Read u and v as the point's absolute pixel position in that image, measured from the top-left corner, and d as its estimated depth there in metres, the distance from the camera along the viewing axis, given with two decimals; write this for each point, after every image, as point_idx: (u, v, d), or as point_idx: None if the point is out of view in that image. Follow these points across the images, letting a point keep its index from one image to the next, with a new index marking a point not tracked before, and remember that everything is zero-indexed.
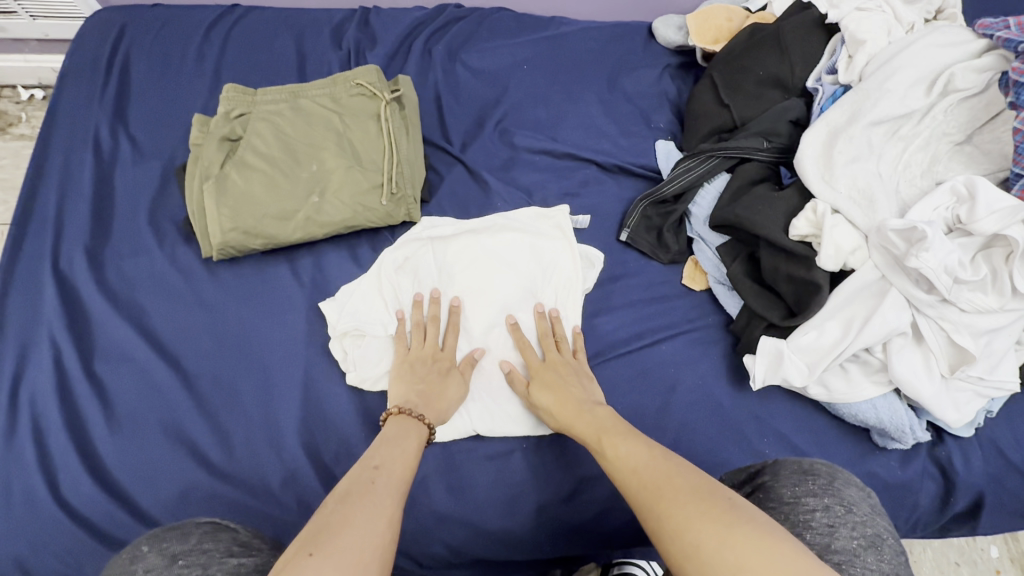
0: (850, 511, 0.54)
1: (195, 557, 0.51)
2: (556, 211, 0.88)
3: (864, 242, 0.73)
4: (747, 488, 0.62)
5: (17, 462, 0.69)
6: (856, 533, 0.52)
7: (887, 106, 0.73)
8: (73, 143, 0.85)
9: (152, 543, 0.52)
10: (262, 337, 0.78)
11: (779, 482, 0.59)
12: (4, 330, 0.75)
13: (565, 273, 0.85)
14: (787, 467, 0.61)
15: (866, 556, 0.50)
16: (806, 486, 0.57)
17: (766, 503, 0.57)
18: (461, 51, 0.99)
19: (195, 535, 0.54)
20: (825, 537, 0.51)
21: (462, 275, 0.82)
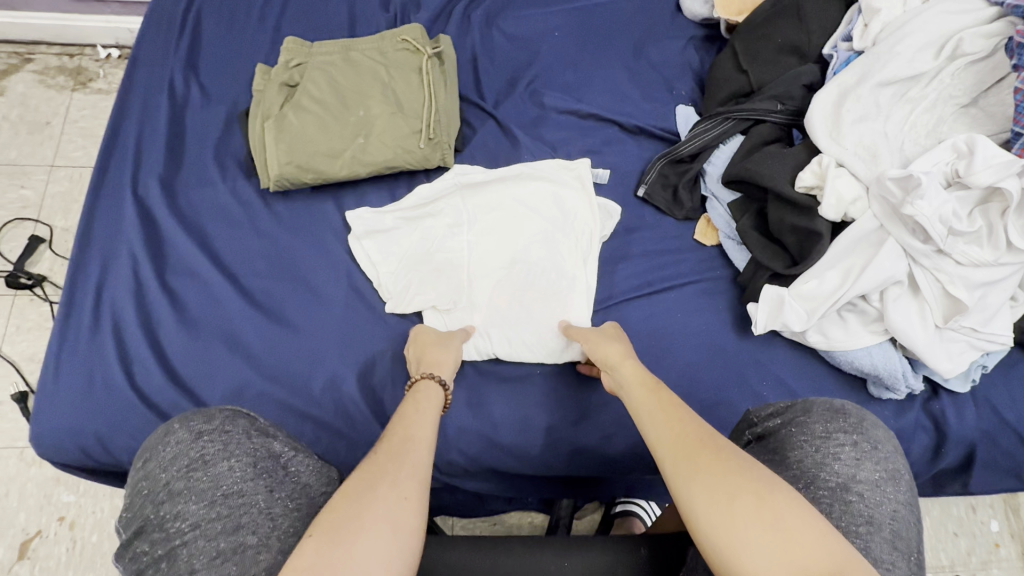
0: (876, 448, 0.56)
1: (217, 435, 0.59)
2: (578, 164, 0.94)
3: (865, 194, 0.78)
4: (777, 418, 0.62)
5: (100, 353, 0.80)
6: (879, 467, 0.55)
7: (895, 68, 0.77)
8: (151, 87, 0.96)
9: (182, 421, 0.60)
10: (308, 263, 0.87)
11: (810, 418, 0.59)
12: (90, 244, 0.86)
13: (585, 217, 0.92)
14: (818, 404, 0.61)
15: (886, 487, 0.54)
16: (839, 421, 0.58)
17: (798, 435, 0.58)
18: (498, 18, 1.07)
19: (218, 417, 0.61)
20: (852, 468, 0.55)
21: (485, 215, 0.90)
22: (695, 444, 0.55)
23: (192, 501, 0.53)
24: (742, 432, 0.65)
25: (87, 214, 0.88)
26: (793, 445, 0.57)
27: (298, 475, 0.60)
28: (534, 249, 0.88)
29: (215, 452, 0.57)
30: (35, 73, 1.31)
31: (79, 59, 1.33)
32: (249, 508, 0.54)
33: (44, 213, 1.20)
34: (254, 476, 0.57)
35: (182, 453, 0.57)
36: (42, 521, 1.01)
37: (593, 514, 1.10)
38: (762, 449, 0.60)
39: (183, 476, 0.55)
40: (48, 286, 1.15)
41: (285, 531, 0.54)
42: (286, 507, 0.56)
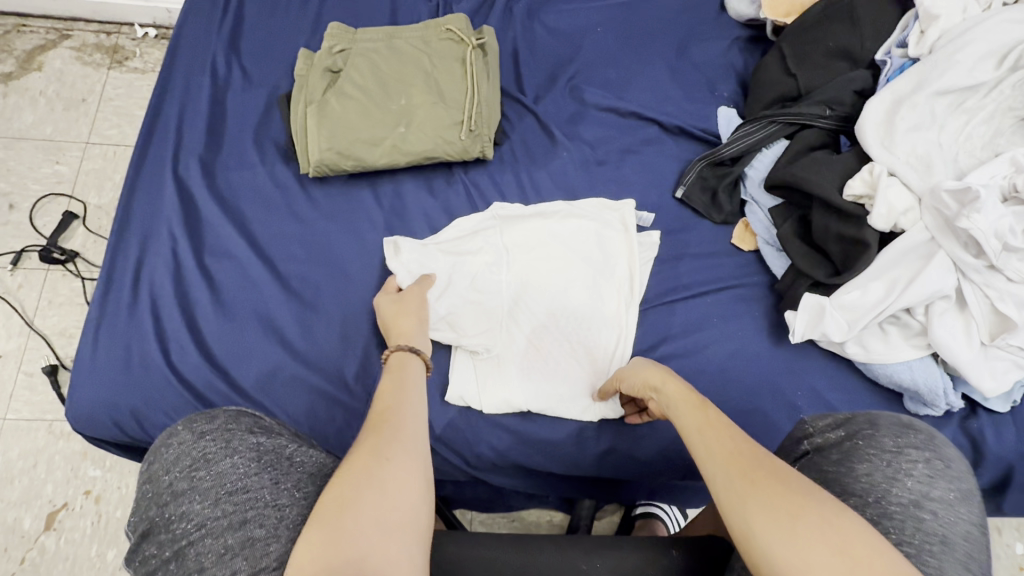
0: (948, 467, 0.56)
1: (219, 433, 0.59)
2: (623, 205, 0.92)
3: (916, 204, 0.76)
4: (840, 430, 0.61)
5: (137, 329, 0.81)
6: (952, 486, 0.55)
7: (954, 77, 0.76)
8: (194, 68, 0.96)
9: (186, 424, 0.61)
10: (343, 251, 0.87)
11: (880, 432, 0.59)
12: (130, 221, 0.87)
13: (624, 254, 0.90)
14: (885, 418, 0.61)
15: (960, 507, 0.54)
16: (910, 438, 0.58)
17: (866, 448, 0.58)
18: (540, 11, 1.05)
19: (220, 418, 0.62)
20: (925, 485, 0.54)
21: (525, 251, 0.88)
22: (746, 463, 0.53)
23: (196, 501, 0.53)
24: (798, 442, 0.64)
25: (128, 192, 0.89)
26: (861, 458, 0.57)
27: (302, 464, 0.60)
28: (573, 296, 0.87)
29: (217, 450, 0.58)
30: (72, 49, 1.32)
31: (117, 37, 1.34)
32: (254, 502, 0.53)
33: (78, 189, 1.21)
34: (258, 470, 0.56)
35: (185, 454, 0.58)
36: (68, 493, 1.02)
37: (612, 515, 1.10)
38: (825, 459, 0.59)
39: (186, 476, 0.56)
40: (80, 261, 1.16)
41: (291, 519, 0.53)
42: (294, 496, 0.56)
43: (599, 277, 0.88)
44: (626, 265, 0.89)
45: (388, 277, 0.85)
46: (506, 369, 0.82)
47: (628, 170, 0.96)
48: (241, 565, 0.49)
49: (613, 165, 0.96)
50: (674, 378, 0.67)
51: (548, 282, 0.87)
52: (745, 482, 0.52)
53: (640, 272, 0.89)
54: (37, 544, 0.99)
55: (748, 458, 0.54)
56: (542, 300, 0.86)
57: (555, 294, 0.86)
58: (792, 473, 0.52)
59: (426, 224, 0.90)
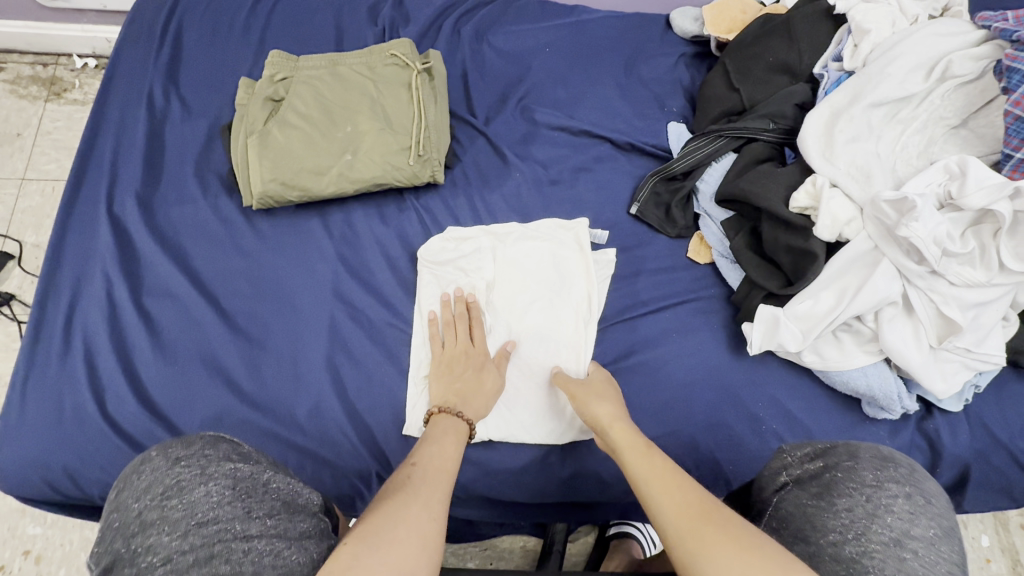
0: (929, 502, 0.54)
1: (195, 461, 0.56)
2: (576, 224, 0.91)
3: (859, 214, 0.77)
4: (818, 461, 0.61)
5: (70, 380, 0.76)
6: (933, 523, 0.53)
7: (886, 89, 0.78)
8: (129, 100, 0.92)
9: (161, 450, 0.58)
10: (292, 283, 0.84)
11: (859, 465, 0.58)
12: (62, 264, 0.82)
13: (581, 273, 0.89)
14: (865, 449, 0.60)
15: (941, 545, 0.51)
16: (890, 471, 0.57)
17: (846, 481, 0.57)
18: (488, 33, 1.05)
19: (198, 443, 0.59)
20: (906, 522, 0.51)
21: (482, 274, 0.87)
22: (695, 515, 0.54)
23: (164, 533, 0.49)
24: (777, 473, 0.63)
25: (58, 233, 0.84)
26: (842, 492, 0.55)
27: (278, 492, 0.57)
28: (530, 318, 0.85)
29: (192, 477, 0.54)
30: (6, 82, 1.26)
31: (54, 68, 1.29)
32: (223, 534, 0.50)
33: (13, 228, 1.15)
34: (232, 499, 0.53)
35: (157, 481, 0.54)
36: (6, 555, 0.95)
37: (587, 536, 1.08)
38: (806, 493, 0.58)
39: (156, 506, 0.52)
40: (16, 304, 1.10)
41: (259, 552, 0.49)
42: (265, 527, 0.52)
43: (556, 298, 0.87)
44: (582, 284, 0.88)
45: (342, 309, 0.83)
46: None
47: (581, 189, 0.96)
48: None
49: (566, 184, 0.96)
50: (622, 423, 0.69)
51: (506, 306, 0.86)
52: (692, 528, 0.53)
53: (597, 291, 0.88)
54: None
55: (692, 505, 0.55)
56: (500, 326, 0.85)
57: (513, 318, 0.85)
58: (736, 519, 0.53)
59: (377, 250, 0.88)
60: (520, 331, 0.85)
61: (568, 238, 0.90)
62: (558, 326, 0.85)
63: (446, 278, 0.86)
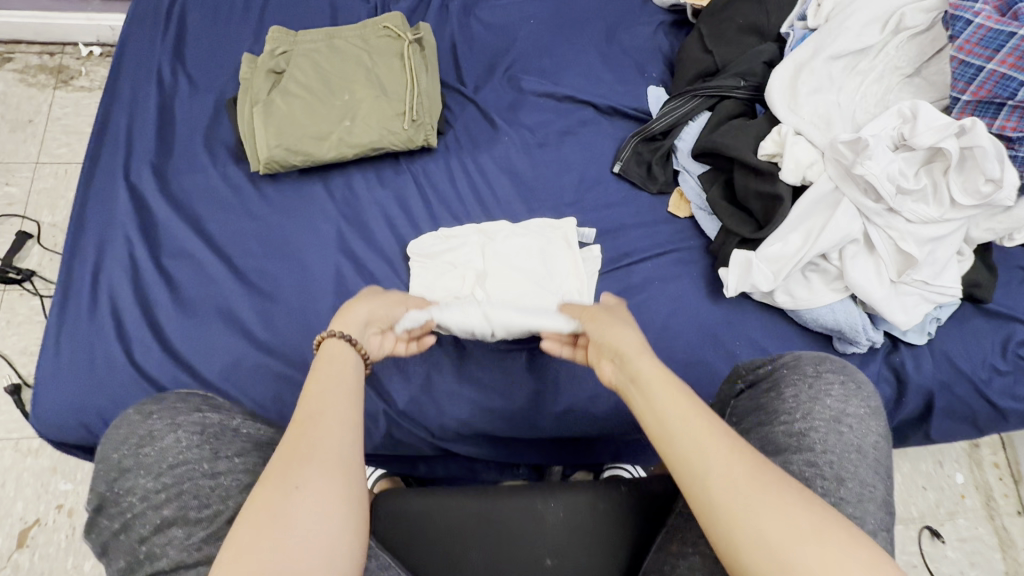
0: (860, 387, 0.68)
1: (165, 413, 0.64)
2: (563, 224, 0.94)
3: (821, 158, 0.83)
4: (769, 365, 0.72)
5: (99, 333, 0.82)
6: (864, 403, 0.66)
7: (844, 42, 0.83)
8: (139, 78, 0.98)
9: (137, 409, 0.65)
10: (300, 243, 0.90)
11: (802, 362, 0.70)
12: (84, 230, 0.88)
13: (568, 272, 0.91)
14: (806, 354, 0.72)
15: (870, 420, 0.65)
16: (826, 365, 0.69)
17: (793, 375, 0.69)
18: (475, 7, 1.11)
19: (169, 399, 0.66)
20: (841, 403, 0.65)
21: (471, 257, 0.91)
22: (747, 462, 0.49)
23: (141, 476, 0.59)
24: (734, 382, 0.74)
25: (80, 202, 0.90)
26: (789, 384, 0.68)
27: (247, 435, 0.65)
28: (516, 307, 0.88)
29: (163, 426, 0.62)
30: (15, 71, 1.32)
31: (60, 57, 1.34)
32: (192, 473, 0.59)
33: (30, 209, 1.21)
34: (199, 443, 0.61)
35: (133, 432, 0.62)
36: (41, 509, 1.02)
37: None
38: (758, 390, 0.70)
39: (132, 453, 0.61)
40: (38, 280, 1.16)
41: (223, 488, 0.58)
42: (232, 465, 0.61)
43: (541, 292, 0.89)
44: (569, 283, 0.91)
45: (346, 265, 0.90)
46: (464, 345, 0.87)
47: (567, 151, 1.02)
48: (177, 532, 0.55)
49: (553, 147, 1.02)
50: (625, 325, 0.67)
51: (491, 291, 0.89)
52: (734, 475, 0.48)
53: (585, 290, 0.91)
54: (10, 563, 0.99)
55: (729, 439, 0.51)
56: (484, 305, 0.87)
57: (499, 297, 0.88)
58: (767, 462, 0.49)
59: (376, 211, 0.94)
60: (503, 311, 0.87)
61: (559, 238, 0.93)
62: (539, 313, 0.88)
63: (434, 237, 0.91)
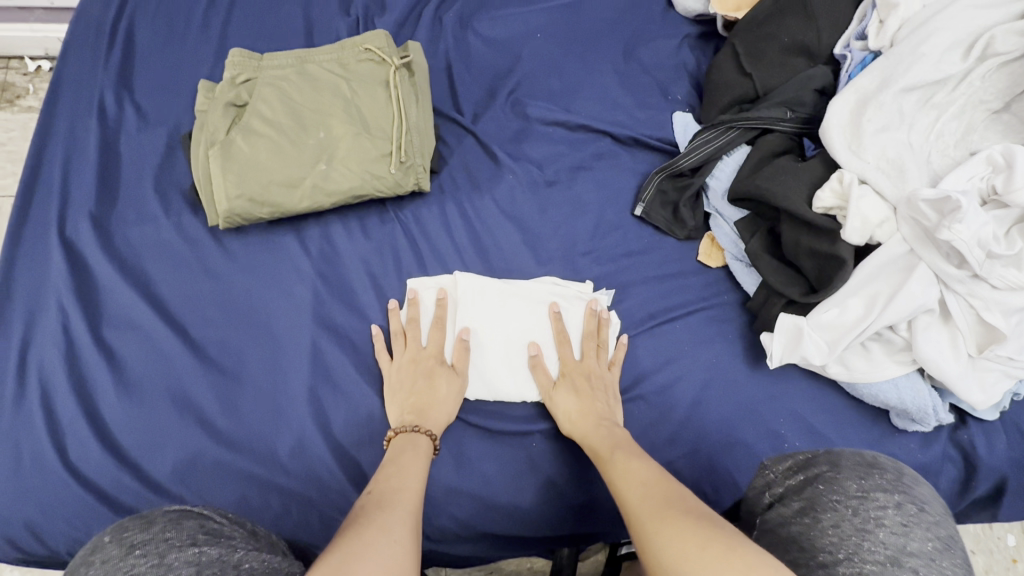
0: (923, 511, 0.50)
1: (152, 547, 0.49)
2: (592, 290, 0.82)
3: (892, 214, 0.70)
4: (799, 476, 0.59)
5: (26, 427, 0.69)
6: (931, 534, 0.48)
7: (921, 71, 0.69)
8: (79, 110, 0.83)
9: (115, 534, 0.51)
10: (268, 308, 0.77)
11: (841, 475, 0.55)
12: (12, 298, 0.74)
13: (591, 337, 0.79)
14: (847, 457, 0.57)
15: (942, 560, 0.46)
16: (873, 480, 0.53)
17: (829, 495, 0.53)
18: (473, 19, 0.96)
19: (159, 524, 0.53)
20: (901, 538, 0.47)
21: (478, 323, 0.77)
22: (661, 500, 0.55)
23: None
24: (761, 493, 0.61)
25: (6, 263, 0.76)
26: (826, 508, 0.52)
27: (249, 570, 0.49)
28: (516, 382, 0.76)
29: (146, 568, 0.47)
30: None
31: (5, 72, 1.19)
32: None
33: None
34: None
35: (108, 574, 0.47)
36: None
37: (597, 553, 1.03)
38: (790, 512, 0.55)
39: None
40: None
41: None
42: None
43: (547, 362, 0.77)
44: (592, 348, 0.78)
45: (324, 334, 0.76)
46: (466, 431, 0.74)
47: (581, 190, 0.88)
48: None
49: (564, 185, 0.88)
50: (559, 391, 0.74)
51: (491, 360, 0.76)
52: (653, 506, 0.55)
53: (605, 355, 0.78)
54: None
55: (665, 487, 0.57)
56: (481, 383, 0.75)
57: (502, 364, 0.76)
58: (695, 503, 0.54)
59: (359, 265, 0.80)
60: (503, 386, 0.75)
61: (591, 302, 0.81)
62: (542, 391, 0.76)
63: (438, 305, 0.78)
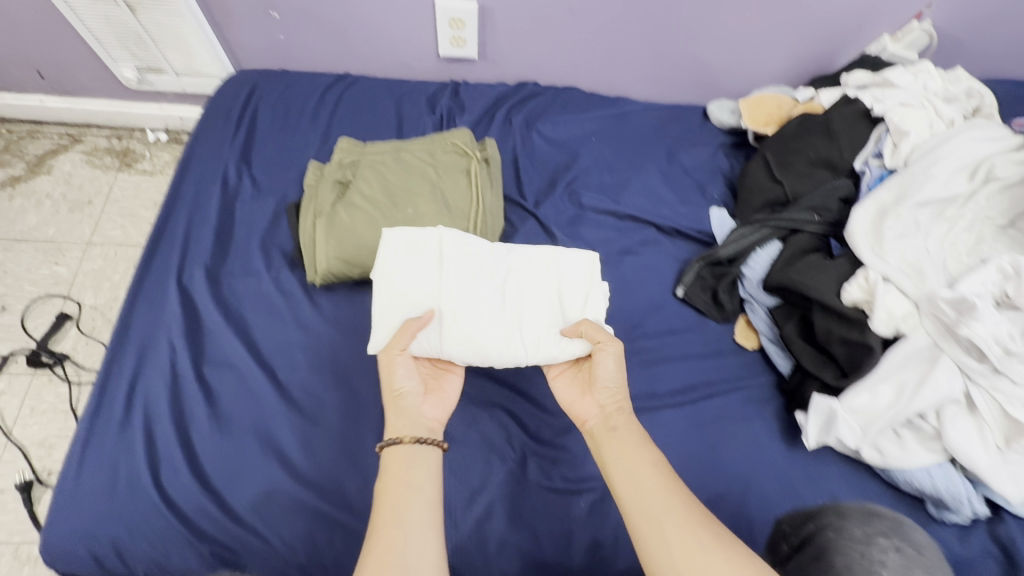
0: (921, 555, 0.54)
1: None
2: (583, 255, 0.84)
3: (915, 309, 0.78)
4: (809, 526, 0.60)
5: (127, 451, 0.76)
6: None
7: (932, 189, 0.81)
8: (204, 179, 0.99)
9: None
10: (349, 358, 0.86)
11: (846, 520, 0.57)
12: (128, 335, 0.85)
13: (586, 282, 0.82)
14: (851, 507, 0.60)
15: None
16: (877, 527, 0.56)
17: (837, 540, 0.56)
18: (537, 121, 1.12)
19: None
20: None
21: (460, 280, 0.80)
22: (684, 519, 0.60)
23: None
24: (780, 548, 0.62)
25: (129, 304, 0.88)
26: (837, 553, 0.54)
27: None
28: (491, 329, 0.78)
29: None
30: (83, 153, 1.36)
31: (128, 141, 1.39)
32: None
33: (75, 290, 1.21)
34: None
35: None
36: None
37: None
38: (803, 560, 0.56)
39: None
40: (69, 365, 1.13)
41: None
42: None
43: (528, 334, 0.79)
44: (583, 295, 0.81)
45: None
46: (518, 486, 0.79)
47: (628, 271, 0.98)
48: None
49: (613, 266, 0.99)
50: (587, 399, 0.76)
51: (473, 322, 0.78)
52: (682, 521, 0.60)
53: (596, 298, 0.80)
54: None
55: (679, 493, 0.63)
56: (466, 344, 0.77)
57: (481, 329, 0.78)
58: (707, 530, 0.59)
59: None
60: (484, 347, 0.77)
61: (579, 261, 0.83)
62: (535, 352, 0.78)
63: (421, 264, 0.80)
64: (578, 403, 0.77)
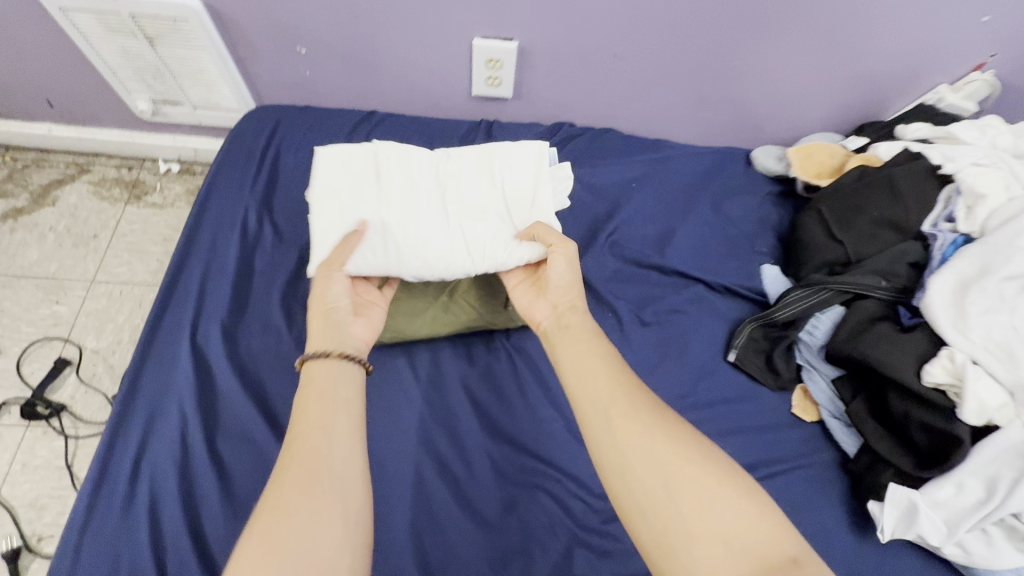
0: None
1: None
2: (532, 144, 0.89)
3: (1010, 399, 0.71)
4: None
5: (129, 538, 0.68)
6: None
7: (1021, 262, 0.74)
8: (223, 224, 0.92)
9: None
10: (377, 430, 0.78)
11: None
12: (135, 400, 0.77)
13: (531, 180, 0.87)
14: None
15: None
16: None
17: None
18: (575, 166, 1.06)
19: None
20: None
21: (405, 197, 0.83)
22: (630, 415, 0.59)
23: None
24: None
25: (136, 364, 0.80)
26: None
27: None
28: (440, 240, 0.81)
29: None
30: (90, 183, 1.30)
31: (138, 171, 1.33)
32: None
33: (75, 332, 1.13)
34: None
35: None
36: None
37: None
38: None
39: None
40: (66, 416, 1.05)
41: None
42: None
43: (476, 203, 0.85)
44: (530, 195, 0.85)
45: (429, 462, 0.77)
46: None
47: (676, 333, 0.91)
48: None
49: (660, 326, 0.92)
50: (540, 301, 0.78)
51: (421, 232, 0.80)
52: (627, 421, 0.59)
53: (543, 194, 0.85)
54: None
55: (629, 391, 0.62)
56: (414, 254, 0.79)
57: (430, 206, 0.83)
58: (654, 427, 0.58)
59: (463, 392, 0.83)
60: (430, 220, 0.82)
61: (524, 153, 0.88)
62: (477, 258, 0.80)
63: (358, 178, 0.82)
64: (534, 306, 0.78)
